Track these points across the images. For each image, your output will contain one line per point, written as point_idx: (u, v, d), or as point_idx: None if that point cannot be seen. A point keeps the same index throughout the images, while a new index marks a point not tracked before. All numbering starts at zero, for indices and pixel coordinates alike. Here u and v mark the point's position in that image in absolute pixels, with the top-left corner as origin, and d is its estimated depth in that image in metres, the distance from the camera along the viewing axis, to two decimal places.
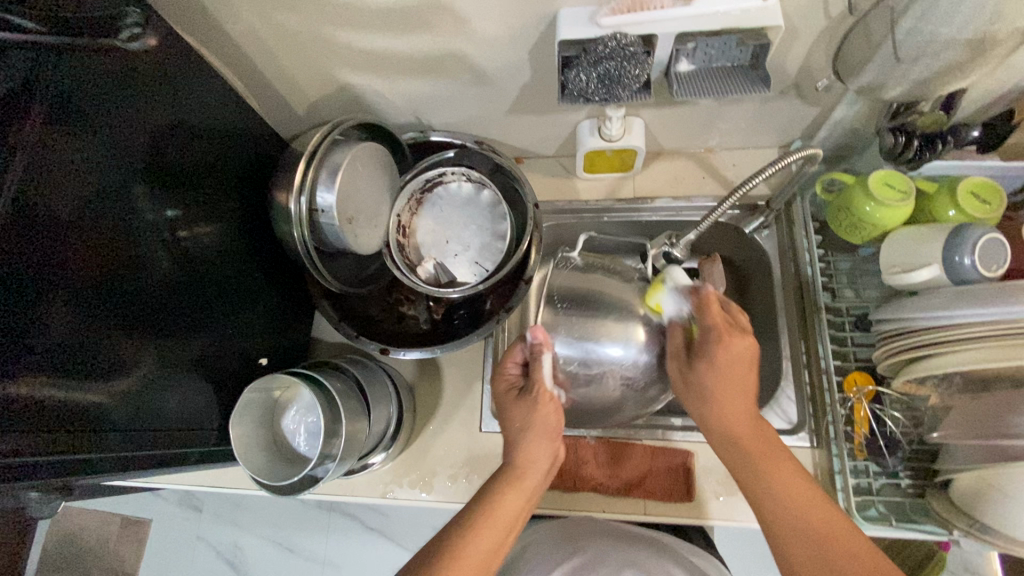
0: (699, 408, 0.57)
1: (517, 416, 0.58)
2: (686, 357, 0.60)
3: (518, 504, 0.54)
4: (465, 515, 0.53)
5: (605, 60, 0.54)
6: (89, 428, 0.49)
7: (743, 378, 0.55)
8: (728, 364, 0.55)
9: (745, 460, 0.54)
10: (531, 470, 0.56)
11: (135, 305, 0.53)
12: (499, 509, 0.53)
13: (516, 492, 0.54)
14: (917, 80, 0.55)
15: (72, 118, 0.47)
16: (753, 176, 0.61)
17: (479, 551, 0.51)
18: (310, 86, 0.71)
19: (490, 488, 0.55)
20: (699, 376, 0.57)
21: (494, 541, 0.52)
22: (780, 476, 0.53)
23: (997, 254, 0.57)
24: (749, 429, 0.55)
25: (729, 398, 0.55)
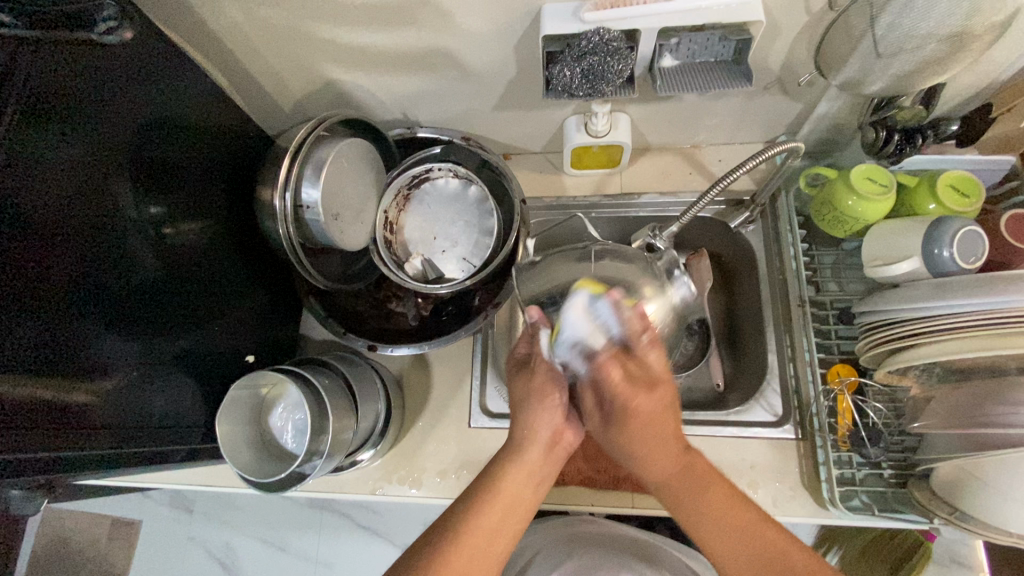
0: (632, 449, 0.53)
1: (520, 395, 0.56)
2: (608, 422, 0.52)
3: (522, 483, 0.53)
4: (466, 499, 0.52)
5: (588, 55, 0.55)
6: (72, 426, 0.49)
7: (646, 437, 0.51)
8: (659, 411, 0.50)
9: (687, 503, 0.52)
10: (533, 445, 0.54)
11: (117, 301, 0.53)
12: (500, 490, 0.52)
13: (517, 471, 0.53)
14: (896, 75, 0.56)
15: (51, 113, 0.47)
16: (734, 170, 0.62)
17: (480, 533, 0.50)
18: (295, 82, 0.71)
19: (491, 468, 0.54)
20: (612, 436, 0.52)
21: (495, 522, 0.51)
22: (705, 500, 0.51)
23: (975, 246, 0.58)
24: (678, 466, 0.52)
25: (661, 453, 0.51)
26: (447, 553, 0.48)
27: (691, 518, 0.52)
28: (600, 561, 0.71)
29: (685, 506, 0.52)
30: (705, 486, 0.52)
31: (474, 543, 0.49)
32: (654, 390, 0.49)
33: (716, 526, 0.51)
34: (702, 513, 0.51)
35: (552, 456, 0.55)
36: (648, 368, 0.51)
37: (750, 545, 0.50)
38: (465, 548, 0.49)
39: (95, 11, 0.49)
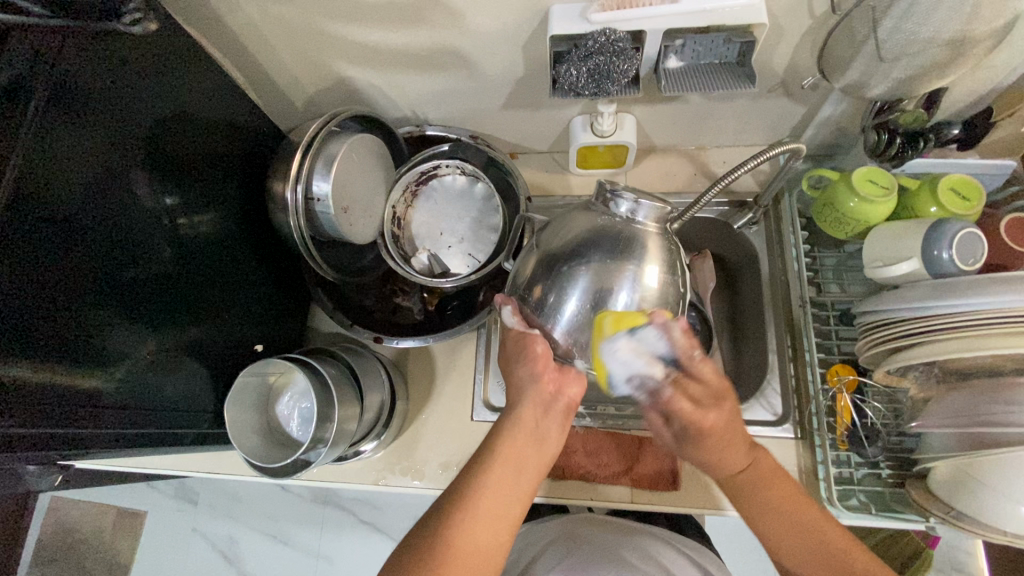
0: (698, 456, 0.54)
1: (506, 354, 0.57)
2: (684, 439, 0.53)
3: (520, 446, 0.54)
4: (469, 468, 0.53)
5: (595, 55, 0.56)
6: (86, 408, 0.51)
7: (727, 445, 0.52)
8: (723, 427, 0.52)
9: (753, 505, 0.53)
10: (526, 406, 0.55)
11: (135, 289, 0.55)
12: (499, 455, 0.53)
13: (512, 435, 0.54)
14: (897, 78, 0.57)
15: (75, 107, 0.49)
16: (735, 171, 0.62)
17: (487, 498, 0.51)
18: (308, 79, 0.73)
19: (490, 439, 0.54)
20: (692, 453, 0.54)
21: (501, 486, 0.52)
22: (771, 495, 0.53)
23: (975, 248, 0.58)
24: (739, 461, 0.53)
25: (726, 458, 0.53)
26: (455, 522, 0.50)
27: (760, 518, 0.53)
28: (599, 554, 0.72)
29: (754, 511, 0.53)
30: (767, 493, 0.53)
31: (482, 509, 0.50)
32: (722, 404, 0.51)
33: (790, 519, 0.52)
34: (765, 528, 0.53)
35: (547, 415, 0.55)
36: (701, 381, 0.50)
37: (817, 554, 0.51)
38: (474, 515, 0.50)
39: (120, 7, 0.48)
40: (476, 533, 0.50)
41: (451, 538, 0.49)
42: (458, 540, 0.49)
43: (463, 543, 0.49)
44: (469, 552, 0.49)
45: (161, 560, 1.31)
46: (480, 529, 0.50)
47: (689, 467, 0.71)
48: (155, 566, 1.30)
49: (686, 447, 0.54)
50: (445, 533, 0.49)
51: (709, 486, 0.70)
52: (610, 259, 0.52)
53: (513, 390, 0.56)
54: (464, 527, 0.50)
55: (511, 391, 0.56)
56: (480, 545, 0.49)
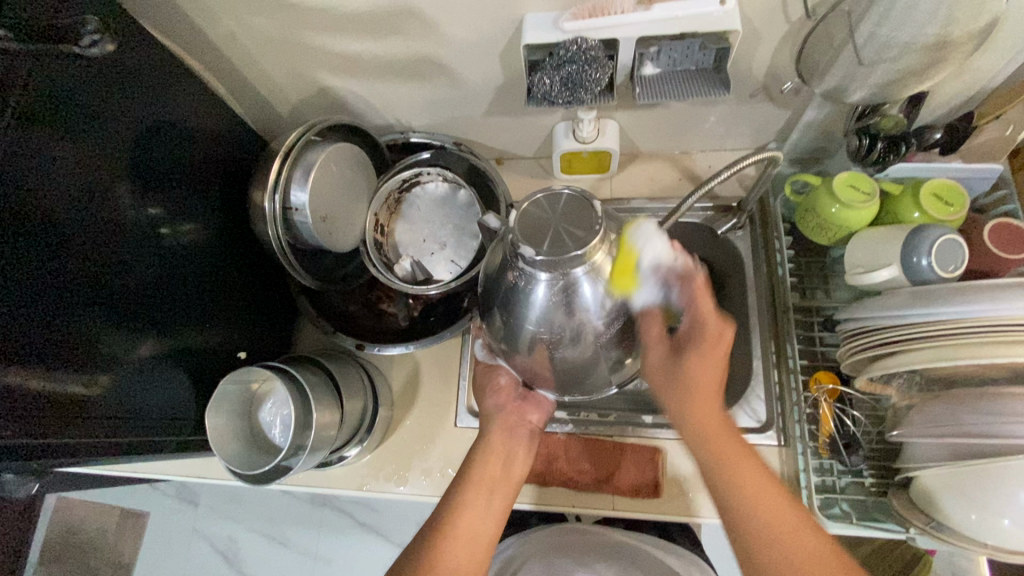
0: (674, 397, 0.52)
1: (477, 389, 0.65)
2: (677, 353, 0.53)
3: (493, 469, 0.58)
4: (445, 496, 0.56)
5: (567, 64, 0.56)
6: (67, 414, 0.52)
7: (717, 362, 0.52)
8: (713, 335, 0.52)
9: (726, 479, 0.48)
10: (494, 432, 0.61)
11: (120, 298, 0.56)
12: (473, 477, 0.57)
13: (484, 458, 0.59)
14: (875, 83, 0.56)
15: (55, 121, 0.49)
16: (712, 177, 0.60)
17: (463, 520, 0.53)
18: (290, 88, 0.73)
19: (465, 465, 0.59)
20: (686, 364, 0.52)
21: (477, 508, 0.54)
22: (742, 480, 0.48)
23: (955, 254, 0.58)
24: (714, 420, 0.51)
25: (712, 384, 0.51)
26: (435, 547, 0.51)
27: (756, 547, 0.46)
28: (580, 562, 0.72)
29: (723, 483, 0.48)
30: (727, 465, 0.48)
31: (460, 531, 0.52)
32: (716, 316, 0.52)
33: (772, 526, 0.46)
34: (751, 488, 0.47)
35: (515, 437, 0.62)
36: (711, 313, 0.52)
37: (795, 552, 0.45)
38: (451, 537, 0.52)
39: (79, 27, 0.50)
40: (454, 555, 0.51)
41: (430, 559, 0.51)
42: (436, 559, 0.51)
43: (442, 564, 0.50)
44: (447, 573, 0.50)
45: (162, 561, 1.33)
46: (460, 545, 0.52)
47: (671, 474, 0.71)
48: (155, 567, 1.32)
49: (660, 381, 0.54)
50: (424, 555, 0.51)
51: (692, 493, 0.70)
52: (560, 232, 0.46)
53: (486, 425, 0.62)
54: (443, 549, 0.51)
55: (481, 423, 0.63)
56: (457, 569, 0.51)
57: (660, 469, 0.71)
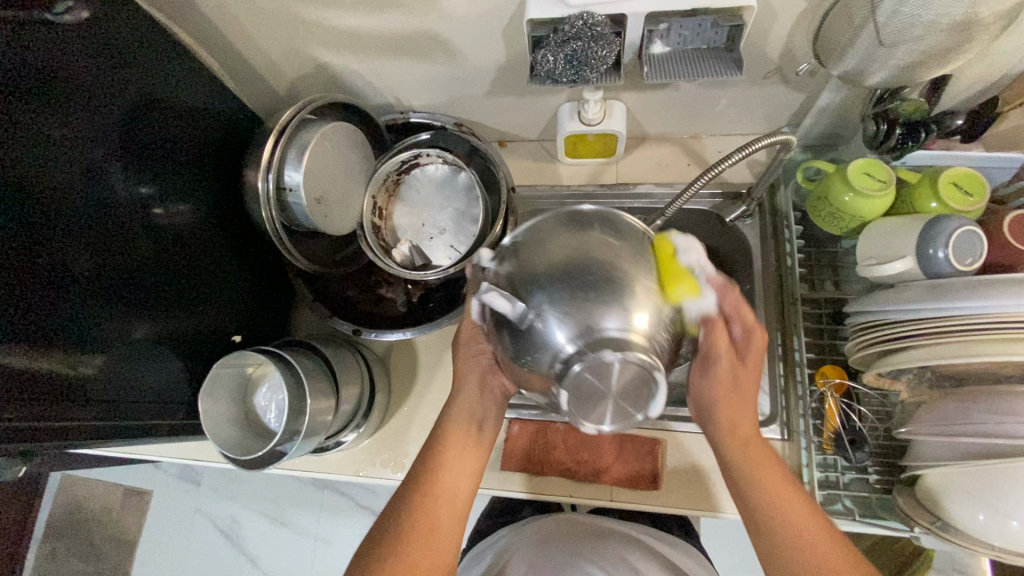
0: (727, 412, 0.50)
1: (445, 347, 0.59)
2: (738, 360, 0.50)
3: (461, 425, 0.58)
4: (422, 453, 0.57)
5: (572, 40, 0.54)
6: (55, 397, 0.51)
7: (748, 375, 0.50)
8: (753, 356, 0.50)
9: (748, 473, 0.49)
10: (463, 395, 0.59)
11: (109, 279, 0.54)
12: (447, 436, 0.57)
13: (454, 415, 0.58)
14: (896, 66, 0.53)
15: (40, 95, 0.48)
16: (725, 158, 0.58)
17: (444, 477, 0.55)
18: (286, 65, 0.71)
19: (439, 424, 0.58)
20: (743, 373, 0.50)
21: (454, 467, 0.56)
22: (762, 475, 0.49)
23: (973, 247, 0.55)
24: (747, 430, 0.50)
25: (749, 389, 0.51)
26: (420, 508, 0.53)
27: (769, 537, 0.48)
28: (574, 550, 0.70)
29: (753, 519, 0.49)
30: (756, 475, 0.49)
31: (443, 489, 0.55)
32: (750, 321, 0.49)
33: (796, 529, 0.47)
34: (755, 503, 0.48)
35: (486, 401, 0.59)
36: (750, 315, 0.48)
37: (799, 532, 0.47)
38: (434, 496, 0.54)
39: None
40: (439, 512, 0.53)
41: (415, 516, 0.53)
42: (420, 516, 0.53)
43: (428, 522, 0.53)
44: (431, 529, 0.52)
45: (165, 539, 1.34)
46: (441, 510, 0.54)
47: (671, 465, 0.70)
48: (158, 544, 1.34)
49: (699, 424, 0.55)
50: (412, 514, 0.53)
51: (692, 485, 0.69)
52: (594, 287, 0.41)
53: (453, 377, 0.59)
54: (427, 508, 0.53)
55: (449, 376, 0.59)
56: (446, 520, 0.53)
57: (659, 458, 0.70)
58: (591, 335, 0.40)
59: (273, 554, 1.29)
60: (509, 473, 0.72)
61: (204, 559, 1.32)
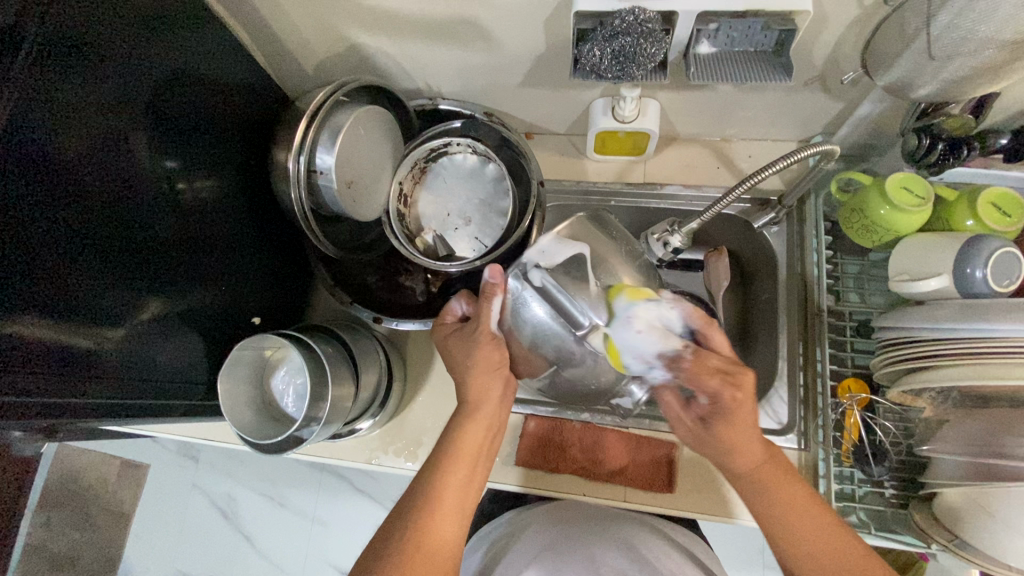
0: (719, 458, 0.53)
1: (460, 356, 0.57)
2: (706, 422, 0.53)
3: (475, 438, 0.56)
4: (430, 464, 0.54)
5: (621, 36, 0.52)
6: (74, 372, 0.50)
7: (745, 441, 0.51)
8: (738, 421, 0.51)
9: (763, 498, 0.51)
10: (484, 407, 0.57)
11: (130, 253, 0.53)
12: (460, 448, 0.55)
13: (467, 428, 0.56)
14: (946, 80, 0.52)
15: (72, 60, 0.46)
16: (763, 169, 0.58)
17: (453, 490, 0.53)
18: (318, 43, 0.69)
19: (447, 434, 0.56)
20: (716, 435, 0.52)
21: (465, 479, 0.54)
22: (785, 515, 0.50)
23: (1011, 269, 0.55)
24: (757, 463, 0.51)
25: (747, 446, 0.51)
26: (427, 523, 0.51)
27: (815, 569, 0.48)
28: (583, 537, 0.68)
29: (781, 535, 0.50)
30: (782, 519, 0.49)
31: (447, 500, 0.52)
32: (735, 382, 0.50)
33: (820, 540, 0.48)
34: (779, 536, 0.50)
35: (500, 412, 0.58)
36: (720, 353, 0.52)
37: (840, 554, 0.48)
38: (442, 509, 0.52)
39: None
40: (446, 526, 0.51)
41: (423, 530, 0.50)
42: (427, 530, 0.51)
43: (436, 536, 0.51)
44: (438, 545, 0.50)
45: (162, 512, 1.34)
46: (446, 521, 0.52)
47: (686, 468, 0.69)
48: (155, 518, 1.34)
49: (691, 435, 0.55)
50: (418, 524, 0.51)
51: (707, 490, 0.68)
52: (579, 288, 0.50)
53: (467, 388, 0.57)
54: (430, 515, 0.51)
55: (461, 387, 0.57)
56: (451, 535, 0.51)
57: (676, 459, 0.70)
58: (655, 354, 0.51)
59: (269, 534, 1.29)
60: (520, 466, 0.72)
61: (201, 535, 1.32)
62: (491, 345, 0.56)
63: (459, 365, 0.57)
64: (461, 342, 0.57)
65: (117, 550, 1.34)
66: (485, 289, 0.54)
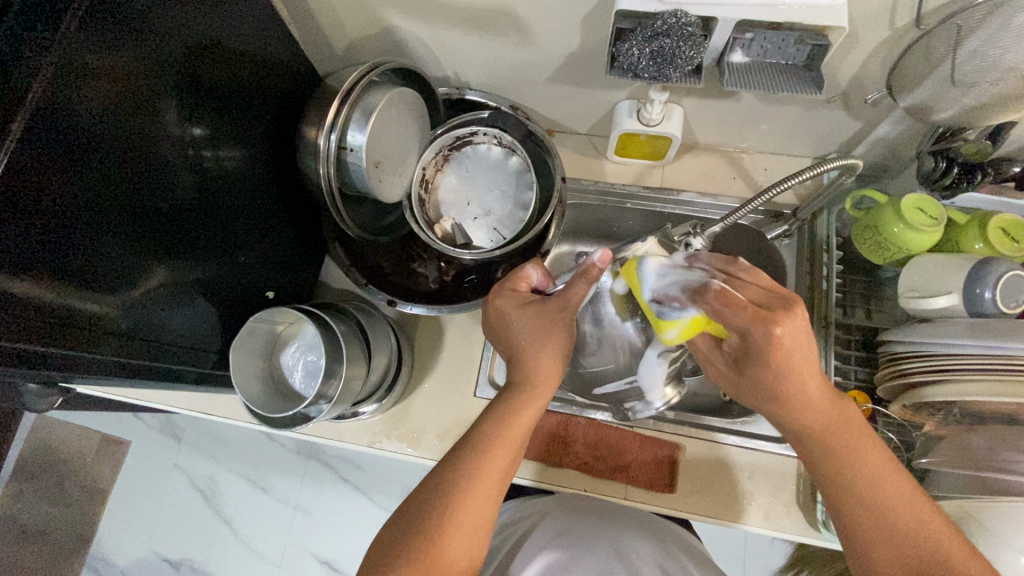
0: (777, 406, 0.48)
1: (529, 332, 0.55)
2: (739, 364, 0.48)
3: (522, 423, 0.54)
4: (471, 445, 0.53)
5: (661, 37, 0.53)
6: (91, 334, 0.49)
7: (791, 372, 0.45)
8: (779, 354, 0.43)
9: (844, 461, 0.47)
10: (537, 388, 0.55)
11: (152, 216, 0.53)
12: (506, 432, 0.53)
13: (523, 411, 0.54)
14: (969, 104, 0.54)
15: (113, 21, 0.46)
16: (786, 179, 0.59)
17: (494, 474, 0.51)
18: (352, 23, 0.69)
19: (497, 413, 0.54)
20: (751, 379, 0.47)
21: (504, 466, 0.52)
22: (861, 473, 0.47)
23: (1019, 291, 0.57)
24: (827, 419, 0.48)
25: (807, 391, 0.46)
26: (459, 502, 0.50)
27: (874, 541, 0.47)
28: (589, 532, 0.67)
29: (849, 506, 0.47)
30: (848, 462, 0.47)
31: (484, 485, 0.51)
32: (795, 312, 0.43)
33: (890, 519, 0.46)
34: (827, 480, 0.49)
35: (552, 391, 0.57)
36: (759, 288, 0.45)
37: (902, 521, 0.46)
38: (475, 495, 0.50)
39: None
40: (480, 510, 0.50)
41: (454, 510, 0.50)
42: (461, 514, 0.50)
43: (469, 517, 0.50)
44: (473, 528, 0.50)
45: (142, 491, 1.31)
46: (477, 504, 0.50)
47: (688, 469, 0.70)
48: (132, 496, 1.31)
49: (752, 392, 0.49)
50: (447, 503, 0.50)
51: (709, 493, 0.69)
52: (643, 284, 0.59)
53: (526, 366, 0.55)
54: (466, 499, 0.50)
55: (523, 368, 0.55)
56: (480, 518, 0.50)
57: (677, 461, 0.70)
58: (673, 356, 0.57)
59: (251, 518, 1.27)
60: (525, 459, 0.72)
61: (179, 516, 1.29)
62: (563, 327, 0.54)
63: (524, 340, 0.55)
64: (542, 314, 0.54)
65: (91, 528, 1.31)
66: (587, 268, 0.51)
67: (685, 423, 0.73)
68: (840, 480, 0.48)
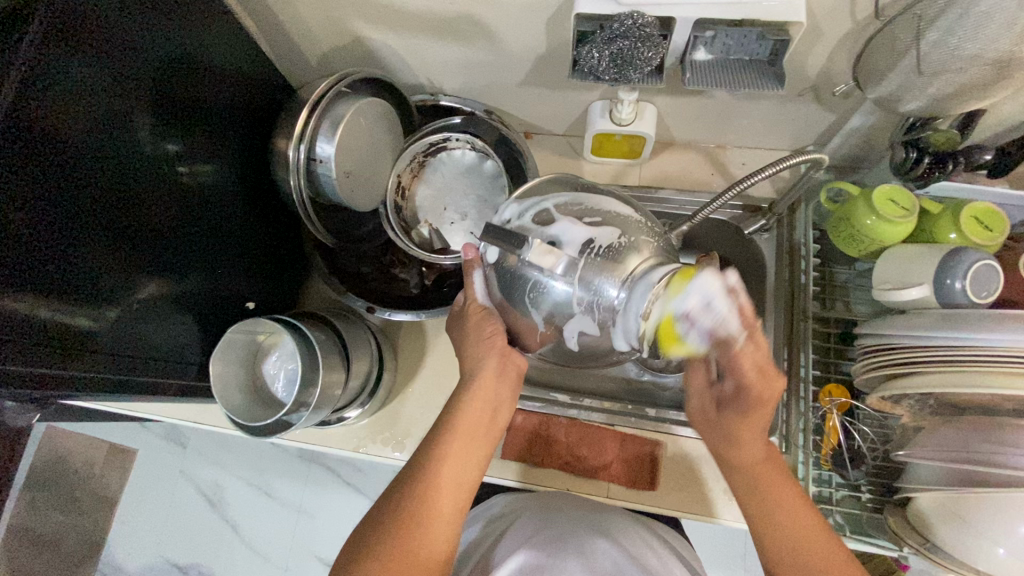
0: (732, 452, 0.54)
1: (456, 337, 0.59)
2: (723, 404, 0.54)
3: (473, 413, 0.55)
4: (428, 441, 0.54)
5: (619, 39, 0.53)
6: (70, 347, 0.50)
7: (757, 431, 0.53)
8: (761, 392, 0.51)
9: (769, 501, 0.52)
10: (482, 376, 0.56)
11: (130, 232, 0.54)
12: (457, 423, 0.54)
13: (468, 405, 0.55)
14: (934, 94, 0.53)
15: (83, 41, 0.47)
16: (752, 175, 0.60)
17: (451, 463, 0.52)
18: (323, 34, 0.70)
19: (446, 410, 0.56)
20: (728, 426, 0.54)
21: (462, 455, 0.53)
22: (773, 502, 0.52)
23: (990, 280, 0.57)
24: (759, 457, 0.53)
25: (751, 441, 0.53)
26: (427, 494, 0.51)
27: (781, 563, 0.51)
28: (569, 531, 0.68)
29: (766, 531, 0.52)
30: (769, 496, 0.52)
31: (447, 478, 0.52)
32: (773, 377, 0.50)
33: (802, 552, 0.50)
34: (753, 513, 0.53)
35: (504, 382, 0.57)
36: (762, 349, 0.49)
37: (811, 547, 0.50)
38: (439, 487, 0.51)
39: None
40: (449, 496, 0.51)
41: (422, 506, 0.50)
42: (431, 504, 0.50)
43: (436, 509, 0.51)
44: (444, 515, 0.51)
45: (149, 498, 1.34)
46: (444, 495, 0.51)
47: (669, 466, 0.71)
48: (139, 504, 1.34)
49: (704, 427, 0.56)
50: (413, 498, 0.50)
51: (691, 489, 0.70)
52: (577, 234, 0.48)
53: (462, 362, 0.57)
54: (428, 492, 0.51)
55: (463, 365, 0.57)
56: (447, 506, 0.51)
57: (658, 459, 0.71)
58: (608, 256, 0.47)
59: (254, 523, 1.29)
60: (508, 460, 0.73)
61: (185, 522, 1.32)
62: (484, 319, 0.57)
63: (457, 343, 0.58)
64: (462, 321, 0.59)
65: (100, 536, 1.33)
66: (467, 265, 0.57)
67: (666, 420, 0.73)
68: (761, 508, 0.52)
